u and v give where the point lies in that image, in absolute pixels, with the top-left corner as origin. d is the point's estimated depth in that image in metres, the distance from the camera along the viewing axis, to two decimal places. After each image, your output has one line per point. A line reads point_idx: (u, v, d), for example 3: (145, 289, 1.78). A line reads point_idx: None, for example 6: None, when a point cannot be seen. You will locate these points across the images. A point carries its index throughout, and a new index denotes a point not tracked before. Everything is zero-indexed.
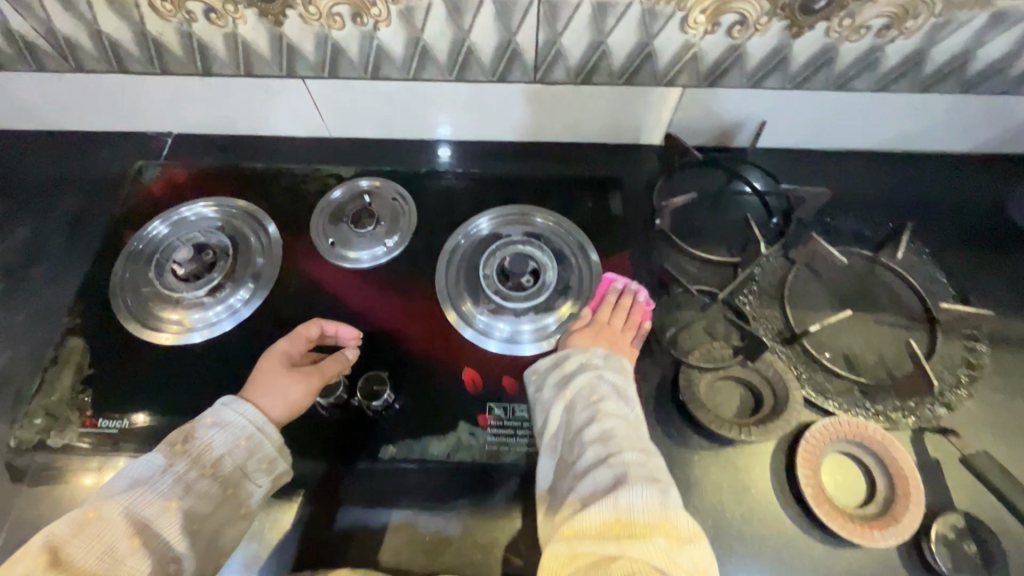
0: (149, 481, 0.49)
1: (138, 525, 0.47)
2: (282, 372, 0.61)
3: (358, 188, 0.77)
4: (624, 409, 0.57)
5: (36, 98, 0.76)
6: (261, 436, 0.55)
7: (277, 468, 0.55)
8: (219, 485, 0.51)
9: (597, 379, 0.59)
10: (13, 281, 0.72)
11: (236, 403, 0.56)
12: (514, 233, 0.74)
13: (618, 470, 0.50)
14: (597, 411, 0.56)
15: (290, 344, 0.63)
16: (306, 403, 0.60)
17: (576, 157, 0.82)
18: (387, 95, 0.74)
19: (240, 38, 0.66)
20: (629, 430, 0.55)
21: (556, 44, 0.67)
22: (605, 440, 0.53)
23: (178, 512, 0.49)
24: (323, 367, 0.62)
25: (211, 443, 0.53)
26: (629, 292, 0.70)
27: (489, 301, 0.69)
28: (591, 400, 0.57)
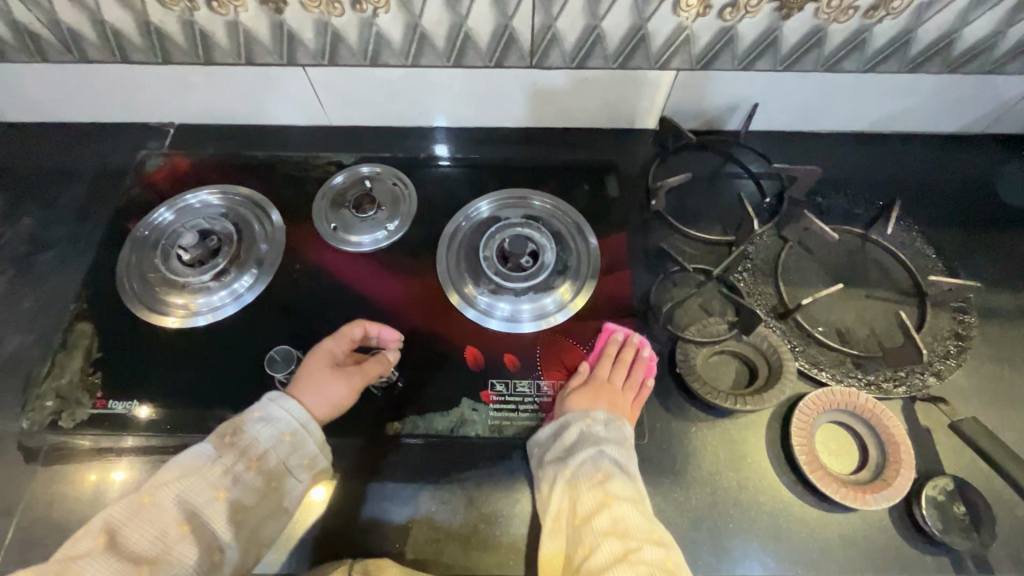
0: (200, 470, 0.52)
1: (188, 512, 0.50)
2: (326, 372, 0.61)
3: (359, 174, 0.79)
4: (631, 488, 0.57)
5: (39, 89, 0.77)
6: (304, 433, 0.56)
7: (317, 464, 0.56)
8: (262, 478, 0.54)
9: (598, 456, 0.59)
10: (20, 269, 0.74)
11: (281, 399, 0.57)
12: (513, 216, 0.75)
13: (640, 568, 0.50)
14: (604, 495, 0.56)
15: (334, 343, 0.64)
16: (348, 403, 0.61)
17: (572, 142, 0.83)
18: (386, 82, 0.75)
19: (242, 26, 0.68)
20: (639, 513, 0.55)
21: (552, 28, 0.68)
22: (619, 532, 0.53)
23: (225, 502, 0.51)
24: (366, 368, 0.62)
25: (259, 437, 0.55)
26: (631, 344, 0.67)
27: (490, 282, 0.71)
28: (597, 482, 0.57)
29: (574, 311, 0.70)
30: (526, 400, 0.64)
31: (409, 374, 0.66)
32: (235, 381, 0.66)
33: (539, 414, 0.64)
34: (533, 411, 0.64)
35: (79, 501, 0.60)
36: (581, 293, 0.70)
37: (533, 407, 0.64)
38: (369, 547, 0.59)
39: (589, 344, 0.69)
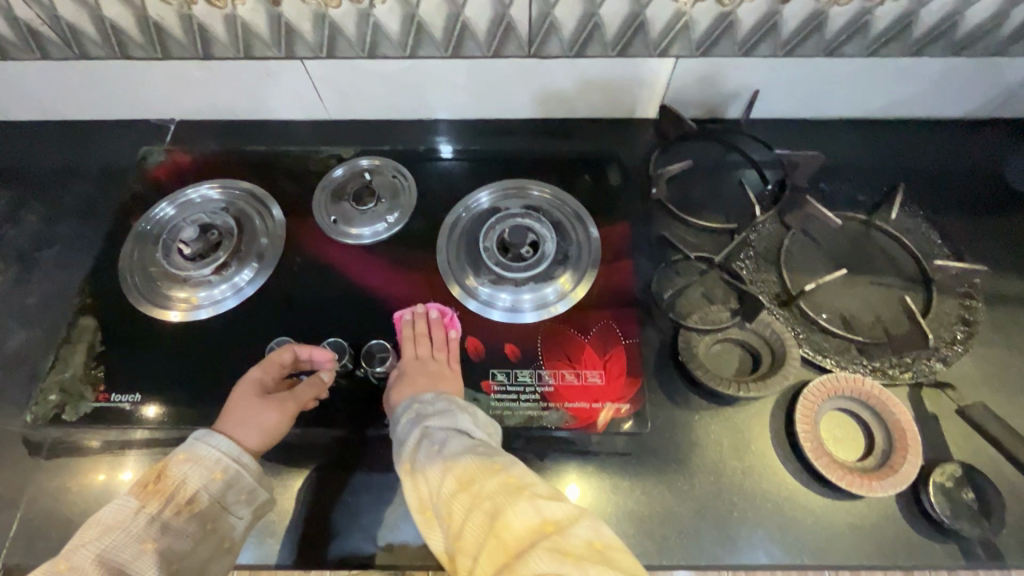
0: (121, 524, 0.49)
1: (112, 572, 0.46)
2: (254, 401, 0.59)
3: (359, 167, 0.78)
4: (463, 441, 0.53)
5: (41, 87, 0.78)
6: (239, 468, 0.55)
7: (259, 497, 0.55)
8: (197, 521, 0.51)
9: (427, 432, 0.54)
10: (24, 265, 0.74)
11: (208, 436, 0.55)
12: (513, 207, 0.75)
13: (489, 503, 0.46)
14: (443, 459, 0.51)
15: (261, 371, 0.62)
16: (284, 429, 0.59)
17: (573, 133, 0.83)
18: (384, 74, 0.75)
19: (239, 19, 0.68)
20: (479, 453, 0.51)
21: (549, 16, 0.68)
22: (463, 483, 0.49)
23: (155, 553, 0.48)
24: (299, 394, 0.61)
25: (185, 478, 0.53)
26: (420, 314, 0.67)
27: (490, 273, 0.71)
28: (434, 450, 0.52)
29: (575, 301, 0.69)
30: (527, 389, 0.63)
31: None
32: (236, 373, 0.66)
33: (541, 403, 0.62)
34: (536, 399, 0.63)
35: (86, 494, 0.61)
36: (581, 283, 0.70)
37: (536, 394, 0.63)
38: (370, 536, 0.59)
39: (589, 332, 0.67)
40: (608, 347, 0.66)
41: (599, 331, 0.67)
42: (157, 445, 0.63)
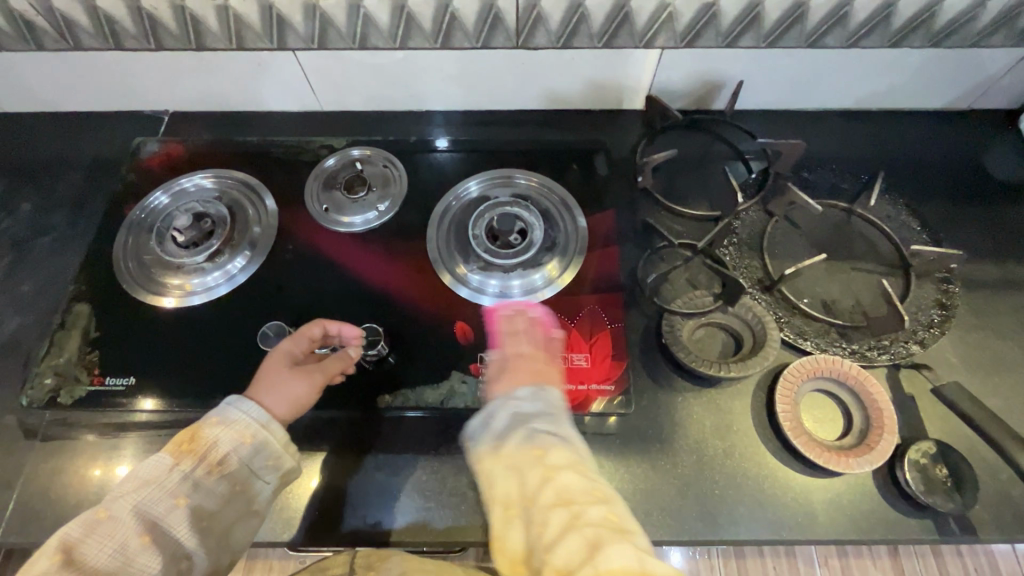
0: (156, 480, 0.51)
1: (147, 523, 0.49)
2: (285, 371, 0.60)
3: (350, 157, 0.80)
4: (570, 455, 0.51)
5: (36, 78, 0.79)
6: (266, 434, 0.55)
7: (284, 464, 0.56)
8: (226, 483, 0.53)
9: (532, 431, 0.53)
10: (19, 252, 0.75)
11: (240, 402, 0.56)
12: (501, 195, 0.76)
13: (591, 534, 0.43)
14: (545, 469, 0.49)
15: (292, 343, 0.62)
16: (310, 401, 0.60)
17: (561, 124, 0.85)
18: (375, 65, 0.76)
19: (231, 10, 0.69)
20: (582, 476, 0.49)
21: (537, 8, 0.69)
22: (564, 500, 0.47)
23: (186, 510, 0.51)
24: (327, 365, 0.61)
25: (217, 440, 0.54)
26: (517, 313, 0.67)
27: (479, 261, 0.72)
28: (535, 455, 0.50)
29: (562, 287, 0.70)
30: None
31: (400, 348, 0.67)
32: (231, 357, 0.67)
33: None
34: None
35: (85, 474, 0.62)
36: (568, 270, 0.71)
37: None
38: (362, 514, 0.61)
39: (576, 317, 0.68)
40: (596, 331, 0.67)
41: (585, 315, 0.68)
42: (158, 427, 0.65)
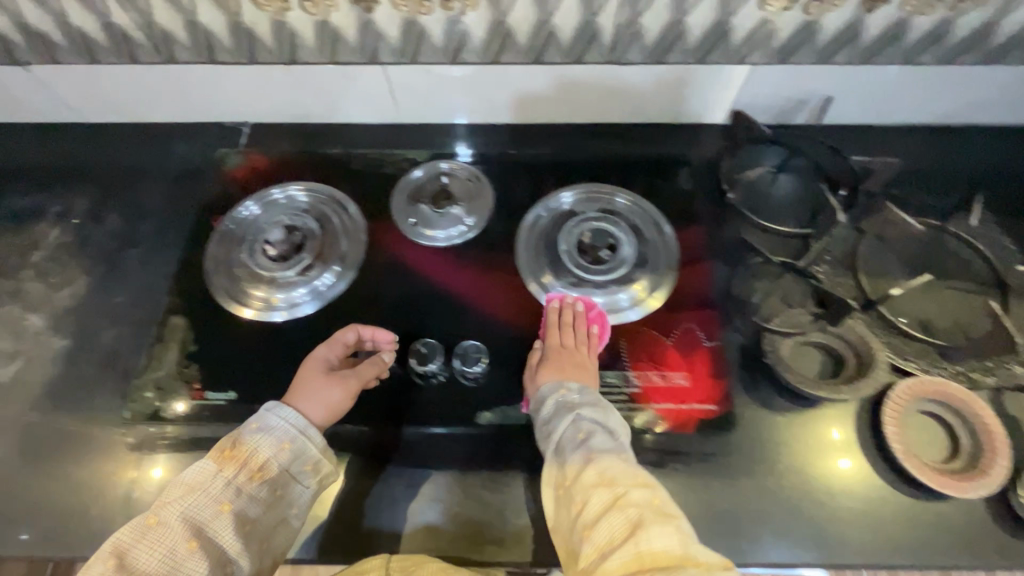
0: (201, 486, 0.52)
1: (194, 528, 0.50)
2: (320, 376, 0.62)
3: (438, 170, 0.79)
4: (611, 441, 0.55)
5: (122, 90, 0.80)
6: (304, 440, 0.57)
7: (323, 469, 0.57)
8: (268, 487, 0.54)
9: (577, 417, 0.57)
10: (110, 264, 0.75)
11: (278, 408, 0.58)
12: (594, 211, 0.76)
13: (631, 512, 0.48)
14: (589, 451, 0.54)
15: (328, 350, 0.65)
16: (346, 406, 0.61)
17: (639, 137, 0.84)
18: (462, 78, 0.76)
19: (330, 25, 0.69)
20: (624, 462, 0.53)
21: (636, 24, 0.68)
22: (605, 480, 0.51)
23: (230, 515, 0.51)
24: (362, 372, 0.63)
25: (258, 447, 0.55)
26: (568, 304, 0.67)
27: (569, 275, 0.71)
28: (579, 440, 0.55)
29: (648, 309, 0.69)
30: (614, 390, 0.65)
31: (497, 366, 0.67)
32: None
33: (628, 403, 0.64)
34: (624, 400, 0.64)
35: None
36: (656, 294, 0.70)
37: (624, 395, 0.64)
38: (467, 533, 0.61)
39: (672, 334, 0.68)
40: (692, 352, 0.67)
41: (681, 333, 0.68)
42: None
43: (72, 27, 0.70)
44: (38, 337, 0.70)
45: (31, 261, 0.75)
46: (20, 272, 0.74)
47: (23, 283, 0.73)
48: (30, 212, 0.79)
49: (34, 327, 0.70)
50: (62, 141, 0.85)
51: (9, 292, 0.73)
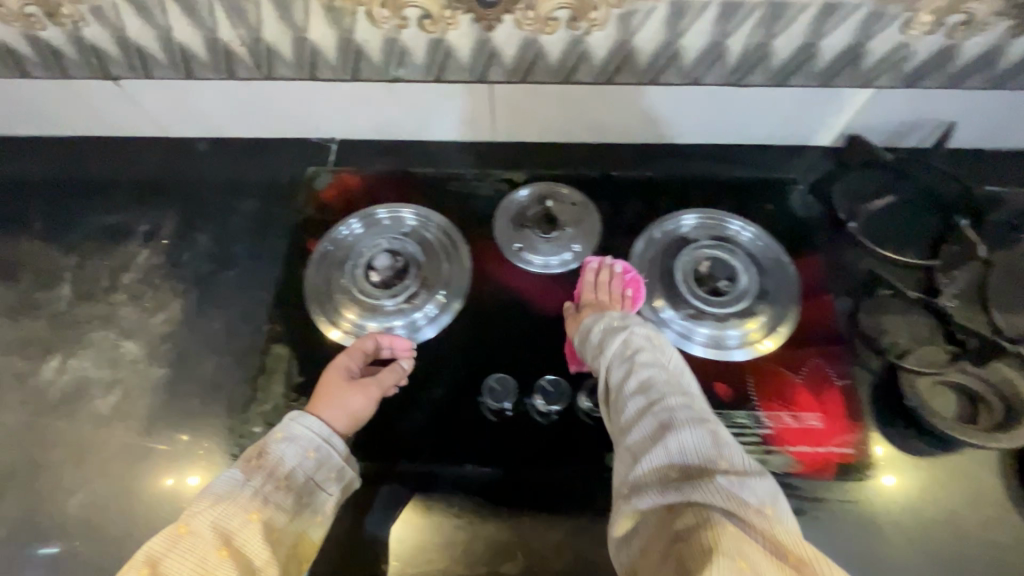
0: (228, 495, 0.50)
1: (223, 537, 0.47)
2: (342, 385, 0.60)
3: (543, 192, 0.76)
4: (657, 356, 0.56)
5: (212, 105, 0.77)
6: (328, 448, 0.55)
7: (346, 475, 0.55)
8: (294, 496, 0.52)
9: (625, 333, 0.58)
10: (205, 288, 0.72)
11: (301, 416, 0.56)
12: (714, 241, 0.72)
13: (663, 416, 0.50)
14: (632, 364, 0.55)
15: (349, 358, 0.63)
16: (369, 413, 0.60)
17: (742, 160, 0.81)
18: (569, 97, 0.73)
19: (445, 43, 0.66)
20: (667, 374, 0.54)
21: (768, 46, 0.65)
22: (646, 390, 0.52)
23: (258, 524, 0.49)
24: (382, 379, 0.62)
25: (283, 456, 0.53)
26: (606, 266, 0.69)
27: (689, 305, 0.69)
28: (626, 355, 0.56)
29: (755, 353, 0.66)
30: (746, 430, 0.61)
31: None
32: (441, 408, 0.64)
33: (763, 445, 0.61)
34: (758, 441, 0.61)
35: None
36: (768, 340, 0.67)
37: (757, 436, 0.61)
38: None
39: (801, 371, 0.65)
40: (823, 390, 0.64)
41: (811, 370, 0.65)
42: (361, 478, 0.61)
43: (173, 41, 0.67)
44: (135, 364, 0.67)
45: (122, 283, 0.72)
46: (112, 295, 0.71)
47: (115, 306, 0.71)
48: (117, 231, 0.76)
49: (130, 354, 0.68)
50: (144, 156, 0.82)
51: (102, 316, 0.70)
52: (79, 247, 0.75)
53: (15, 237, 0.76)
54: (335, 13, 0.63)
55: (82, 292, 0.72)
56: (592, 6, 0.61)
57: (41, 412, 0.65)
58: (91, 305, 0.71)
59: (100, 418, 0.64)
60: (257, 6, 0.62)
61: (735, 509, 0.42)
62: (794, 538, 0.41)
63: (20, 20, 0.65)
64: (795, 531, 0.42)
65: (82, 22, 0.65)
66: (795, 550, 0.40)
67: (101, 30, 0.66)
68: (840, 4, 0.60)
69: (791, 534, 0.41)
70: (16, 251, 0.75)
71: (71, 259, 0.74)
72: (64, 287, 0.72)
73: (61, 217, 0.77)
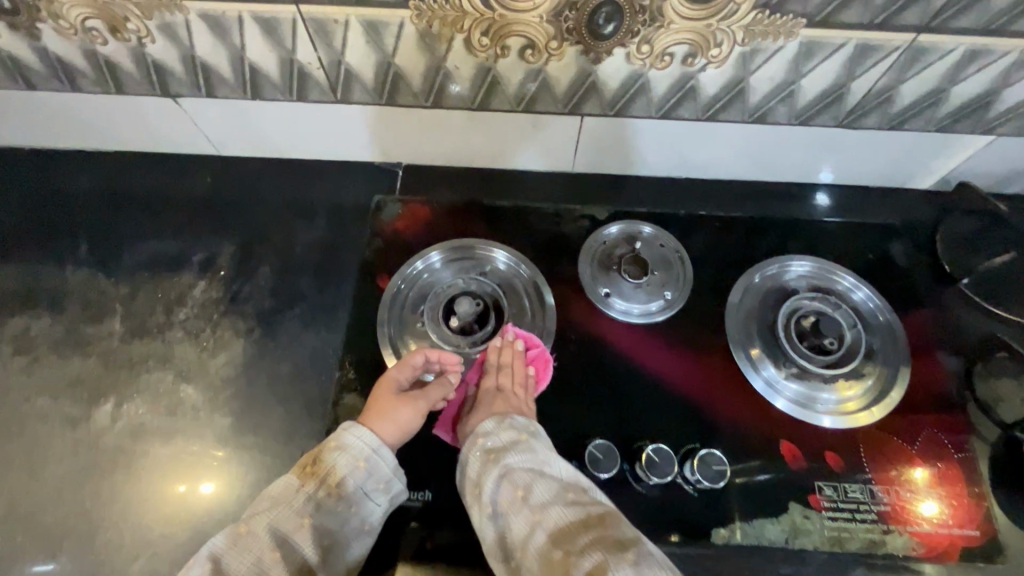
0: (283, 498, 0.51)
1: (278, 539, 0.50)
2: (391, 399, 0.59)
3: (633, 231, 0.71)
4: (554, 489, 0.51)
5: (276, 126, 0.71)
6: (377, 459, 0.54)
7: (394, 488, 0.55)
8: (344, 504, 0.52)
9: (508, 471, 0.52)
10: (268, 326, 0.67)
11: (354, 427, 0.55)
12: (824, 293, 0.68)
13: (587, 562, 0.44)
14: (531, 512, 0.49)
15: (398, 371, 0.60)
16: (416, 427, 0.59)
17: (836, 200, 0.76)
18: (665, 132, 0.68)
19: (544, 74, 0.60)
20: (568, 505, 0.49)
21: (893, 89, 0.60)
22: (556, 538, 0.47)
23: (311, 528, 0.51)
24: (430, 394, 0.60)
25: (336, 463, 0.53)
26: (508, 342, 0.63)
27: (792, 364, 0.64)
28: (519, 499, 0.50)
29: (846, 423, 0.62)
30: (861, 506, 0.57)
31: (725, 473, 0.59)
32: None
33: (880, 525, 0.56)
34: (875, 519, 0.57)
35: None
36: (867, 412, 0.62)
37: (874, 512, 0.57)
38: None
39: (916, 442, 0.60)
40: (940, 464, 0.59)
41: (925, 440, 0.61)
42: (448, 548, 0.56)
43: (244, 61, 0.61)
44: (196, 411, 0.62)
45: (178, 319, 0.67)
46: (167, 333, 0.66)
47: (172, 346, 0.65)
48: (170, 260, 0.71)
49: (190, 400, 0.63)
50: (198, 177, 0.77)
51: (159, 355, 0.65)
52: (129, 277, 0.69)
53: (59, 263, 0.70)
54: (430, 39, 0.57)
55: (135, 328, 0.66)
56: (715, 42, 0.55)
57: (97, 463, 0.60)
58: (145, 343, 0.65)
59: (160, 472, 0.60)
60: (345, 30, 0.57)
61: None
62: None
63: (78, 34, 0.59)
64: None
65: (148, 38, 0.59)
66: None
67: (168, 46, 0.60)
68: (984, 51, 0.55)
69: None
70: (61, 279, 0.69)
71: (122, 290, 0.69)
72: (114, 321, 0.67)
73: (109, 242, 0.72)
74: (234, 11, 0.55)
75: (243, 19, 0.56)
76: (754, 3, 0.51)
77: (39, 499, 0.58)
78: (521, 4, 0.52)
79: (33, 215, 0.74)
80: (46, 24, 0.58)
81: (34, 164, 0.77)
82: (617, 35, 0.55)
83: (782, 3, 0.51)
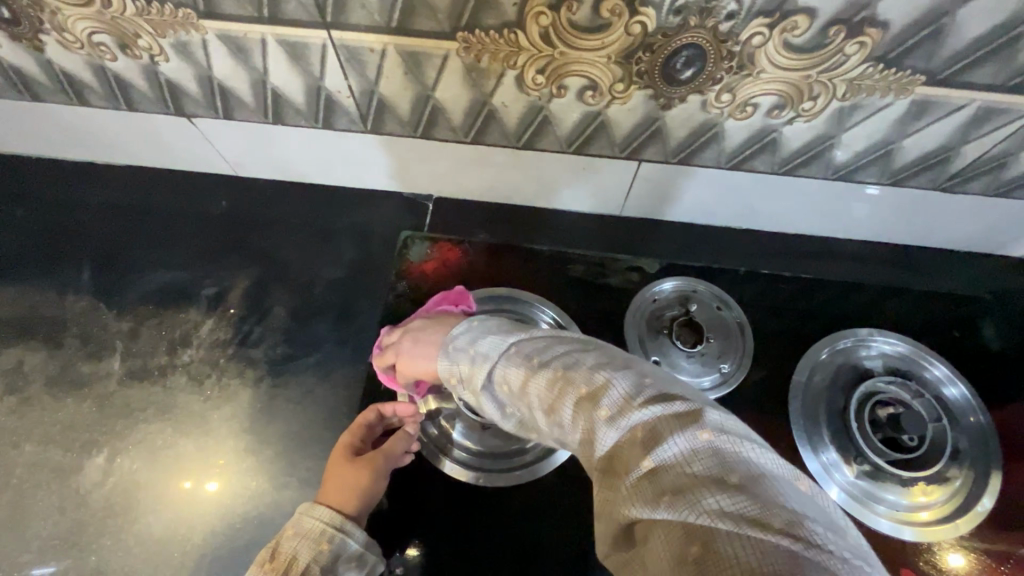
0: None
1: None
2: (346, 466, 0.52)
3: (682, 291, 0.64)
4: (526, 355, 0.38)
5: (297, 151, 0.64)
6: (344, 537, 0.47)
7: (368, 559, 0.48)
8: None
9: (483, 351, 0.40)
10: (278, 376, 0.61)
11: (310, 507, 0.48)
12: (909, 381, 0.59)
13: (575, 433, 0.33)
14: (515, 394, 0.37)
15: (350, 435, 0.54)
16: (378, 492, 0.52)
17: (918, 263, 0.68)
18: (733, 184, 0.60)
19: (604, 117, 0.53)
20: (542, 374, 0.36)
21: (1011, 155, 0.52)
22: (544, 413, 0.35)
23: None
24: (387, 450, 0.53)
25: (295, 552, 0.45)
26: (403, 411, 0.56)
27: (864, 461, 0.56)
28: (502, 382, 0.38)
29: (914, 532, 0.54)
30: None
31: None
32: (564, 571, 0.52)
33: None
34: None
35: None
36: (941, 525, 0.54)
37: None
38: None
39: (1008, 564, 0.52)
40: None
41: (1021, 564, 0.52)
42: None
43: (266, 86, 0.54)
44: (194, 469, 0.57)
45: (181, 362, 0.61)
46: (169, 377, 0.60)
47: (174, 392, 0.60)
48: (177, 293, 0.65)
49: (189, 455, 0.57)
50: (211, 199, 0.70)
51: (159, 403, 0.59)
52: (132, 311, 0.64)
53: (59, 290, 0.65)
54: (477, 74, 0.50)
55: (135, 370, 0.61)
56: (811, 94, 0.47)
57: (86, 523, 0.55)
58: (145, 389, 0.60)
59: (149, 537, 0.54)
60: (381, 59, 0.50)
61: (682, 507, 0.27)
62: (760, 499, 0.26)
63: (85, 48, 0.53)
64: (778, 472, 0.28)
65: (161, 56, 0.52)
66: (780, 517, 0.25)
67: (183, 66, 0.53)
68: None
69: (770, 499, 0.26)
70: (60, 309, 0.64)
71: (124, 325, 0.63)
72: (113, 360, 0.61)
73: (112, 269, 0.66)
74: (257, 33, 0.49)
75: (267, 42, 0.49)
76: (866, 55, 0.43)
77: (21, 561, 0.53)
78: (587, 42, 0.45)
79: (34, 234, 0.68)
80: (49, 37, 0.52)
81: (39, 177, 0.71)
82: (696, 81, 0.47)
83: (900, 56, 0.43)
